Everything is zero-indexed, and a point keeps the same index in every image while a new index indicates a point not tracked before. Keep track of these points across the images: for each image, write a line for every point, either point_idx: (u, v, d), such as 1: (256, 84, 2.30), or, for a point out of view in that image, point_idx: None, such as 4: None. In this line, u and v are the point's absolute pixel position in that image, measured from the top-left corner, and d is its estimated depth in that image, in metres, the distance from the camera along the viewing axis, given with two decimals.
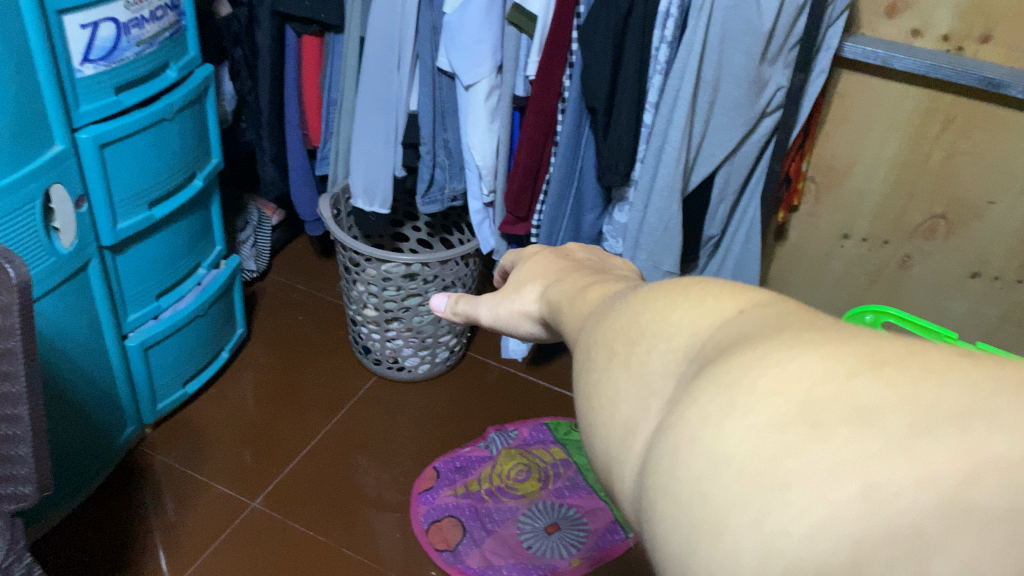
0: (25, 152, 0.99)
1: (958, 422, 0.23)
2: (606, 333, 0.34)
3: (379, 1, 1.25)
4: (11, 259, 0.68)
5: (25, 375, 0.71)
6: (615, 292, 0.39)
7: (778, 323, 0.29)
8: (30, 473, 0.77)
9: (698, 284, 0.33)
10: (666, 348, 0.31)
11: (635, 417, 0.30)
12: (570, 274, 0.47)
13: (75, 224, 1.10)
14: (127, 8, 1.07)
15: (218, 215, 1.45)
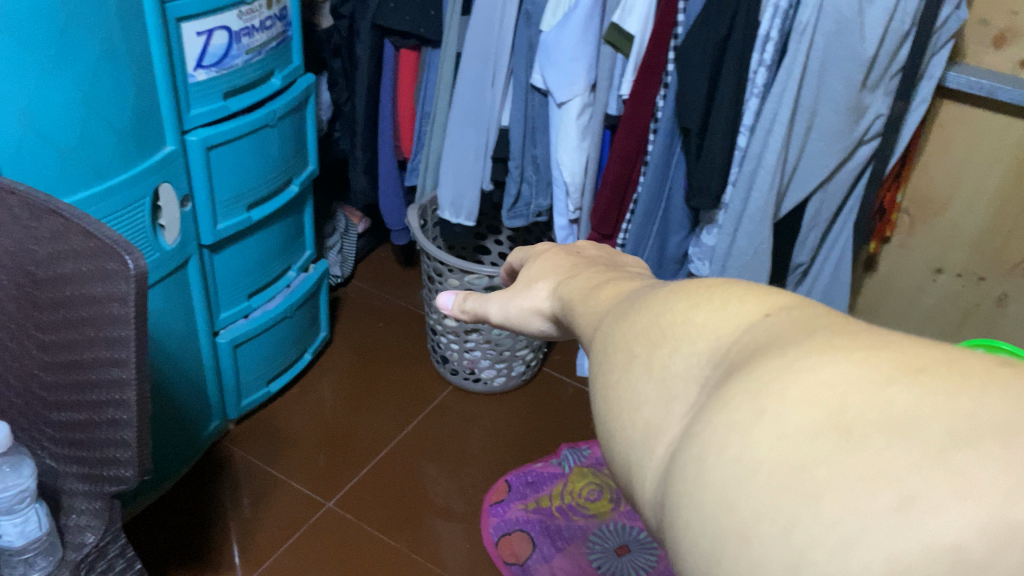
0: (140, 151, 1.04)
1: (1002, 436, 0.21)
2: (623, 333, 0.33)
3: (478, 17, 1.28)
4: (131, 250, 0.69)
5: (135, 364, 0.73)
6: (631, 291, 0.37)
7: (810, 327, 0.27)
8: (132, 457, 0.79)
9: (722, 287, 0.31)
10: (689, 352, 0.29)
11: (658, 422, 0.29)
12: (579, 271, 0.46)
13: (180, 223, 1.15)
14: (239, 18, 1.12)
15: (309, 219, 1.49)
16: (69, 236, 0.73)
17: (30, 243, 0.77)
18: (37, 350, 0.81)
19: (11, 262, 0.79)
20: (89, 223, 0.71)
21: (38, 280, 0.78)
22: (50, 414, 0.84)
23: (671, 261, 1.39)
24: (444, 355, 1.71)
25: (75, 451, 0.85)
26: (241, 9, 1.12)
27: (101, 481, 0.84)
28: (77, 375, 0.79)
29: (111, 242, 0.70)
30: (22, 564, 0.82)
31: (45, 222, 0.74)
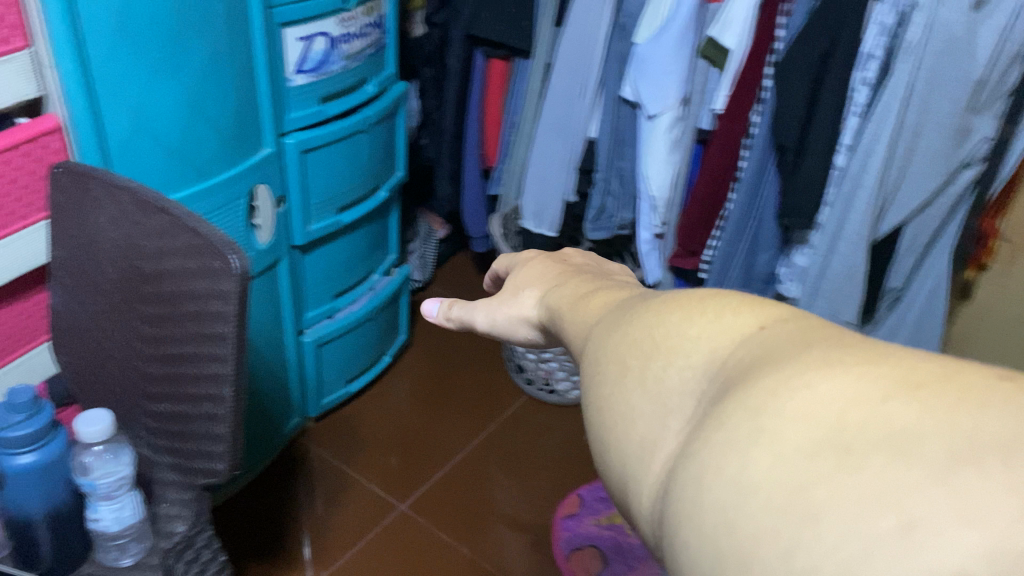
0: (239, 152, 1.08)
1: (1004, 452, 0.20)
2: (617, 345, 0.33)
3: (572, 29, 1.28)
4: (238, 250, 0.73)
5: (233, 360, 0.75)
6: (622, 301, 0.38)
7: (806, 340, 0.27)
8: (225, 450, 0.80)
9: (715, 297, 0.31)
10: (684, 365, 0.29)
11: (653, 436, 0.28)
12: (571, 280, 0.47)
13: (273, 222, 1.18)
14: (339, 24, 1.15)
15: (394, 227, 1.52)
16: (177, 233, 0.77)
17: (139, 239, 0.80)
18: (137, 342, 0.83)
19: (118, 258, 0.82)
20: (197, 222, 0.76)
21: (144, 275, 0.80)
22: (147, 404, 0.85)
23: (756, 282, 1.35)
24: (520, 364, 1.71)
25: (171, 442, 0.85)
26: (341, 16, 1.15)
27: (192, 474, 0.85)
28: (174, 368, 0.80)
29: (218, 250, 0.74)
30: (115, 549, 0.83)
31: (153, 219, 0.79)
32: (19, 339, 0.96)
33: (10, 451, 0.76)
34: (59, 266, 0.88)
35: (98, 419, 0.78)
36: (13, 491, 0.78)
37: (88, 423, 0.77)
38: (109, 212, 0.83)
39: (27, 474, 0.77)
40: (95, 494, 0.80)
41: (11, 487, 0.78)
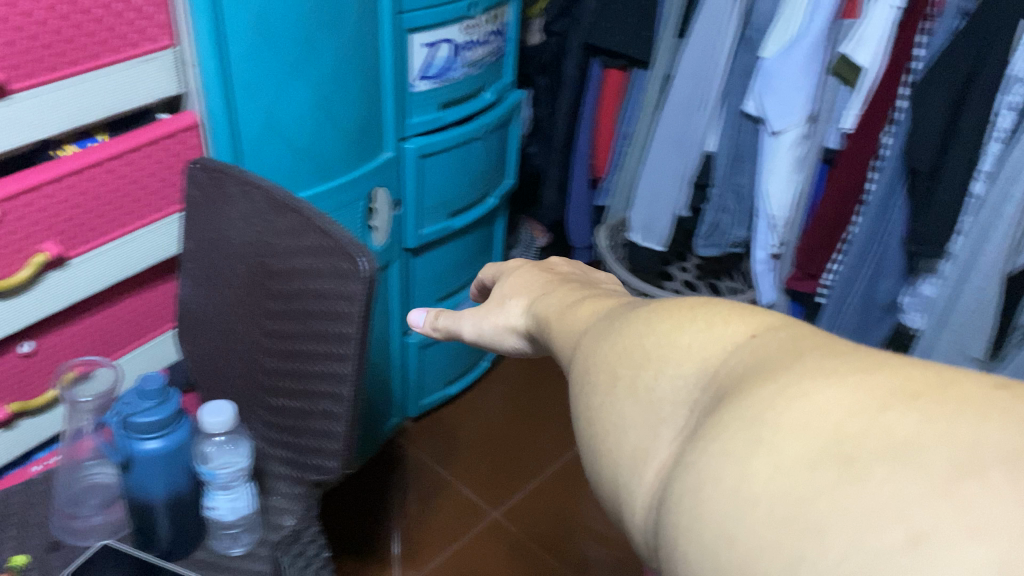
0: (360, 156, 1.11)
1: (1009, 463, 0.19)
2: (606, 354, 0.32)
3: (696, 42, 1.26)
4: (365, 252, 0.75)
5: (355, 359, 0.77)
6: (608, 311, 0.37)
7: (798, 348, 0.26)
8: (339, 448, 0.82)
9: (704, 305, 0.30)
10: (674, 374, 0.28)
11: (646, 447, 0.27)
12: (562, 290, 0.46)
13: (389, 224, 1.21)
14: (463, 31, 1.17)
15: (498, 234, 1.52)
16: (307, 234, 0.79)
17: (269, 237, 0.83)
18: (262, 337, 0.86)
19: (248, 255, 0.86)
20: (327, 224, 0.78)
21: (272, 271, 0.83)
22: (269, 398, 0.88)
23: (875, 309, 1.26)
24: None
25: (286, 436, 0.87)
26: (465, 23, 1.17)
27: (304, 469, 0.87)
28: (297, 364, 0.83)
29: (345, 253, 0.75)
30: (227, 538, 0.85)
31: (286, 219, 0.81)
32: (145, 325, 1.01)
33: (139, 437, 0.76)
34: (189, 257, 0.93)
35: (221, 411, 0.80)
36: (139, 478, 0.77)
37: (214, 415, 0.79)
38: (241, 209, 0.86)
39: (153, 460, 0.77)
40: (214, 484, 0.82)
41: (135, 472, 0.77)
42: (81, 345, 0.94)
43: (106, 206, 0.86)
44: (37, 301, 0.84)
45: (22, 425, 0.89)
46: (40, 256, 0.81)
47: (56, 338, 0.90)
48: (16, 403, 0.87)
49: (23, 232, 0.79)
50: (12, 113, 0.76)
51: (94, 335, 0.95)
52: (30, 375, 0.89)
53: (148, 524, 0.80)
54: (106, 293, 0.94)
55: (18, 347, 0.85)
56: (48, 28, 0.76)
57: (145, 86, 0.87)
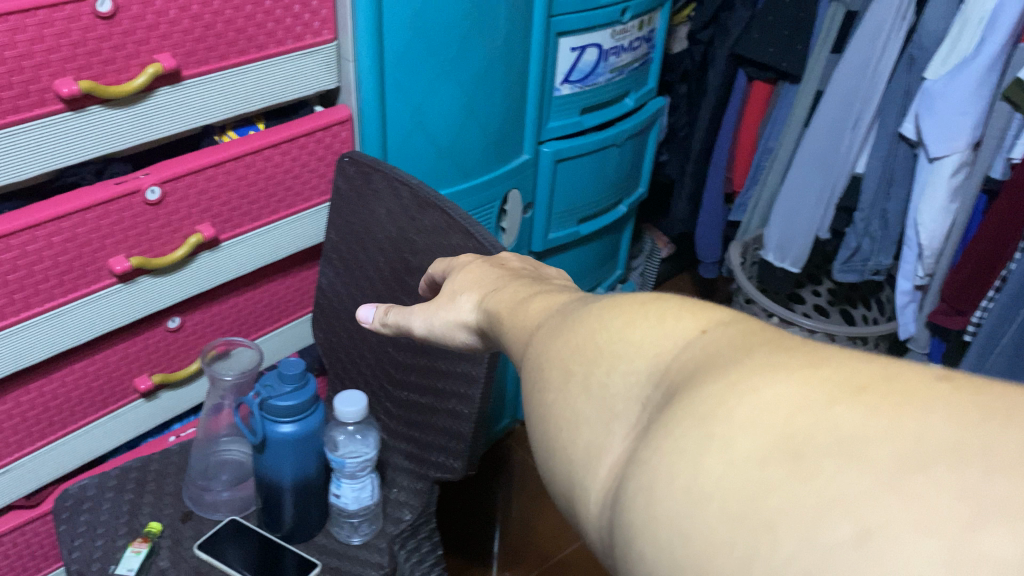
0: (499, 158, 1.12)
1: (953, 458, 0.20)
2: (563, 352, 0.40)
3: (850, 58, 1.20)
4: None
5: (488, 364, 0.78)
6: (559, 305, 0.45)
7: (736, 345, 0.35)
8: (466, 448, 0.84)
9: (654, 303, 0.39)
10: (625, 372, 0.37)
11: (601, 437, 0.36)
12: (509, 287, 0.51)
13: (519, 227, 1.20)
14: (612, 36, 1.16)
15: (626, 242, 1.48)
16: (450, 234, 0.80)
17: (411, 234, 0.85)
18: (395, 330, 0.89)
19: (389, 251, 0.87)
20: (470, 224, 0.79)
21: (411, 268, 0.85)
22: (396, 391, 0.91)
23: None
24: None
25: (411, 430, 0.91)
26: (615, 28, 1.16)
27: (427, 465, 0.90)
28: (427, 361, 0.85)
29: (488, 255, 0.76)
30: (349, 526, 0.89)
31: (429, 216, 0.83)
32: (284, 310, 1.05)
33: (277, 419, 0.81)
34: (331, 248, 0.95)
35: (355, 402, 0.82)
36: (271, 459, 0.83)
37: (347, 406, 0.81)
38: (387, 204, 0.87)
39: (287, 442, 0.82)
40: (342, 471, 0.84)
41: (268, 454, 0.82)
42: (224, 324, 0.99)
43: (258, 192, 0.91)
44: (187, 279, 0.90)
45: (164, 396, 0.98)
46: (195, 236, 0.86)
47: (201, 316, 0.96)
48: (160, 374, 0.95)
49: (182, 213, 0.85)
50: (180, 97, 0.81)
51: (236, 316, 0.99)
52: (174, 349, 0.95)
53: (276, 506, 0.86)
54: (252, 275, 0.98)
55: (166, 323, 0.92)
56: (219, 22, 0.81)
57: (304, 79, 0.91)
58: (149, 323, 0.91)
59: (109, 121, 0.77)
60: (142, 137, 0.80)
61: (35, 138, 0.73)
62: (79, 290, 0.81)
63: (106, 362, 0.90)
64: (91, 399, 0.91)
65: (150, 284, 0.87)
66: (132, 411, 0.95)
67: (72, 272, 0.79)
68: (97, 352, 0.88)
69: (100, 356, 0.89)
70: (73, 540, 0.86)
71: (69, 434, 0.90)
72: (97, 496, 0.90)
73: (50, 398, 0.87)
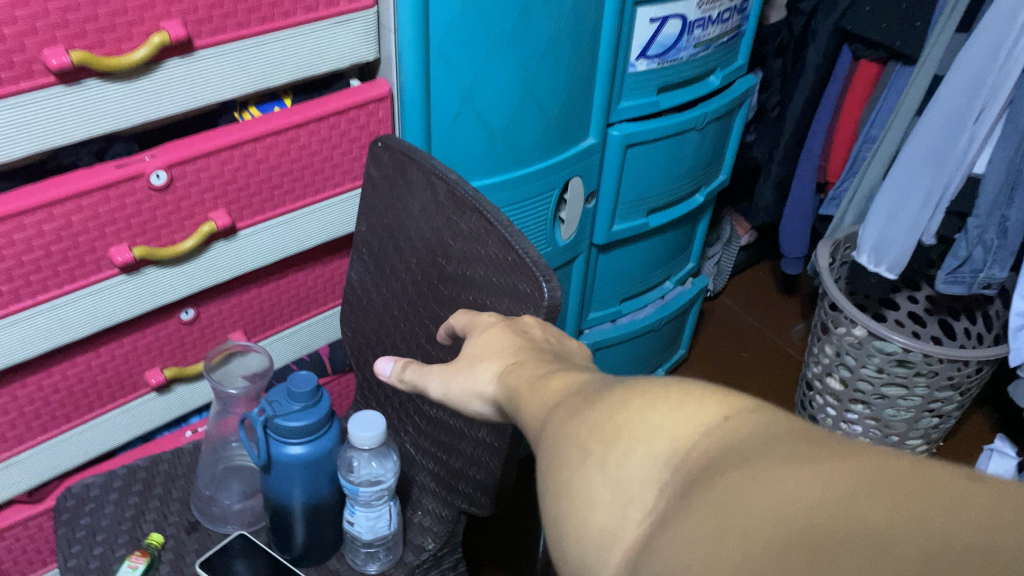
0: (559, 142, 0.99)
1: (979, 560, 0.25)
2: (580, 430, 0.38)
3: (980, 38, 1.03)
4: (549, 278, 0.65)
5: None
6: (582, 384, 0.44)
7: (761, 432, 0.33)
8: (493, 481, 0.75)
9: (676, 384, 0.37)
10: (645, 452, 0.35)
11: (617, 523, 0.34)
12: (529, 362, 0.51)
13: (580, 220, 1.08)
14: (698, 7, 1.01)
15: (701, 231, 1.34)
16: (488, 242, 0.70)
17: (447, 236, 0.74)
18: (427, 342, 0.79)
19: (424, 252, 0.77)
20: (513, 235, 0.68)
21: (446, 275, 0.75)
22: (423, 404, 0.81)
23: None
24: (808, 382, 1.35)
25: (437, 451, 0.81)
26: None
27: (453, 494, 0.81)
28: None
29: (528, 269, 0.66)
30: (364, 553, 0.80)
31: (466, 219, 0.72)
32: (312, 300, 0.96)
33: (284, 440, 0.72)
34: (362, 241, 0.85)
35: (371, 428, 0.73)
36: (278, 481, 0.74)
37: (361, 431, 0.72)
38: (422, 200, 0.76)
39: (295, 465, 0.73)
40: (355, 500, 0.75)
41: (274, 475, 0.74)
42: (245, 316, 0.90)
43: (282, 176, 0.81)
44: (201, 271, 0.81)
45: (178, 389, 0.90)
46: (208, 224, 0.77)
47: (220, 306, 0.88)
48: (173, 368, 0.87)
49: (194, 199, 0.76)
50: (192, 71, 0.71)
51: (259, 308, 0.91)
52: (190, 341, 0.88)
53: (287, 527, 0.78)
54: (277, 264, 0.90)
55: (179, 314, 0.84)
56: None
57: (338, 51, 0.81)
58: (161, 314, 0.83)
59: (108, 97, 0.68)
60: (144, 116, 0.71)
61: (22, 117, 0.64)
62: (77, 281, 0.73)
63: (113, 355, 0.82)
64: (99, 393, 0.84)
65: (159, 275, 0.78)
66: (143, 405, 0.88)
67: (69, 262, 0.71)
68: (103, 344, 0.81)
69: (106, 348, 0.81)
70: (70, 546, 0.80)
71: (74, 428, 0.84)
72: (100, 498, 0.84)
73: (51, 391, 0.80)
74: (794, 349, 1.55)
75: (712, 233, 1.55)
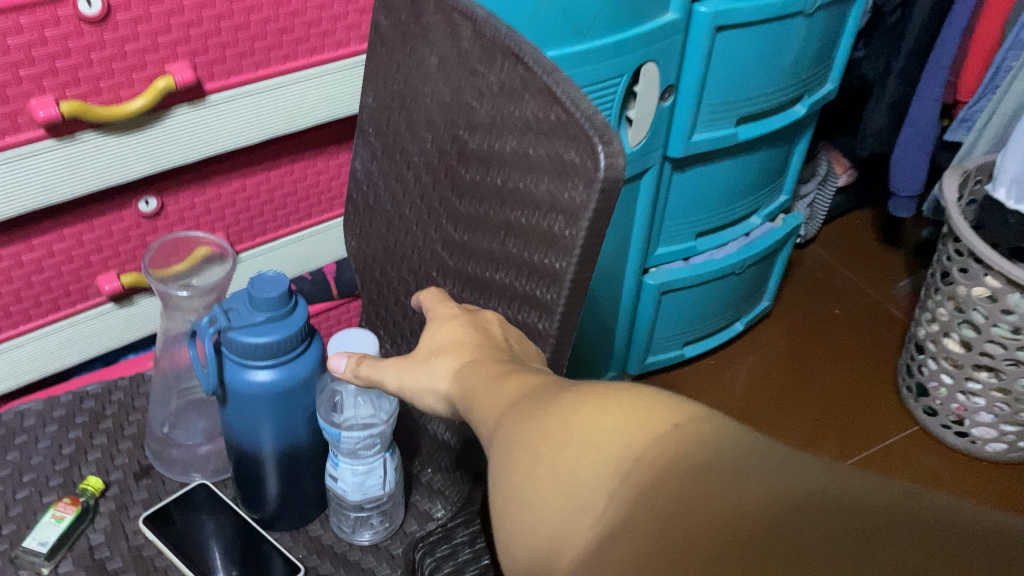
0: (632, 12, 0.76)
1: None
2: (528, 432, 0.32)
3: None
4: (609, 139, 0.44)
5: (561, 313, 0.49)
6: (538, 387, 0.36)
7: (721, 446, 0.29)
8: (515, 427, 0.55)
9: (633, 391, 0.32)
10: (595, 457, 0.30)
11: (563, 534, 0.29)
12: (483, 364, 0.41)
13: (652, 120, 0.86)
14: None
15: (798, 156, 1.11)
16: (524, 98, 0.49)
17: (470, 98, 0.54)
18: (442, 248, 0.60)
19: (441, 124, 0.57)
20: (562, 83, 0.47)
21: (467, 152, 0.55)
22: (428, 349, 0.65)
23: None
24: (918, 344, 1.12)
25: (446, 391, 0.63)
26: None
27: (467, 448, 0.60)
28: (480, 301, 0.57)
29: (575, 135, 0.45)
30: (353, 518, 0.62)
31: (496, 70, 0.52)
32: (312, 202, 0.78)
33: (245, 363, 0.53)
34: (368, 118, 0.66)
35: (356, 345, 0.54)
36: (239, 418, 0.56)
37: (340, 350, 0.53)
38: (441, 51, 0.56)
39: (259, 397, 0.54)
40: (337, 448, 0.56)
41: (234, 409, 0.56)
42: (226, 215, 0.73)
43: (263, 24, 0.63)
44: (162, 143, 0.63)
45: (142, 303, 0.73)
46: (164, 79, 0.59)
47: (191, 200, 0.70)
48: (133, 275, 0.70)
49: (141, 41, 0.58)
50: None
51: (247, 207, 0.73)
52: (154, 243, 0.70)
53: (256, 479, 0.60)
54: (265, 150, 0.71)
55: (138, 203, 0.67)
56: None
57: None
58: (113, 202, 0.66)
59: None
60: None
61: None
62: None
63: (52, 252, 0.65)
64: (36, 299, 0.66)
65: (102, 143, 0.60)
66: (97, 319, 0.71)
67: None
68: (38, 237, 0.63)
69: (41, 242, 0.64)
70: None
71: (6, 343, 0.67)
72: (35, 430, 0.67)
73: None
74: (899, 309, 1.34)
75: (807, 168, 1.31)
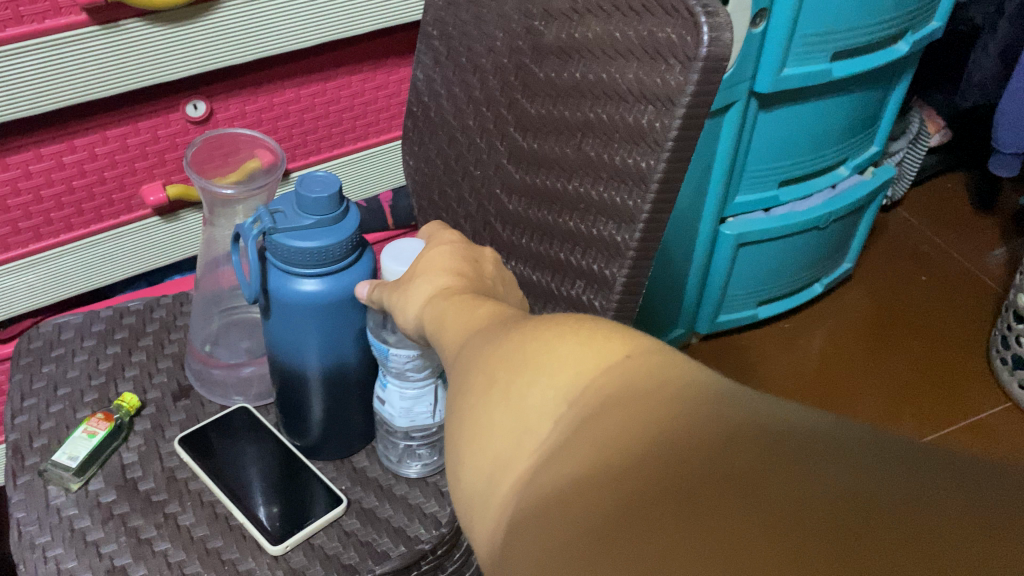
0: None
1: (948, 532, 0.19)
2: (482, 352, 0.26)
3: None
4: (713, 9, 0.38)
5: (645, 223, 0.43)
6: (514, 314, 0.30)
7: (679, 372, 0.23)
8: None
9: (596, 313, 0.25)
10: (547, 383, 0.23)
11: (503, 464, 0.23)
12: (457, 291, 0.35)
13: (741, 45, 0.77)
14: None
15: (894, 103, 1.03)
16: None
17: None
18: (508, 161, 0.54)
19: (515, 18, 0.52)
20: None
21: (542, 47, 0.49)
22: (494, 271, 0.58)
23: None
24: (1016, 312, 1.02)
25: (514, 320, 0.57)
26: None
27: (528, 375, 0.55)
28: (549, 218, 0.51)
29: (673, 9, 0.39)
30: (401, 448, 0.57)
31: None
32: (368, 121, 0.75)
33: (291, 271, 0.49)
34: (433, 21, 0.61)
35: (409, 261, 0.48)
36: (283, 331, 0.51)
37: (393, 259, 0.47)
38: None
39: (304, 309, 0.50)
40: (386, 369, 0.51)
41: (278, 322, 0.51)
42: (278, 127, 0.70)
43: None
44: (209, 37, 0.59)
45: (189, 219, 0.70)
46: None
47: (242, 108, 0.67)
48: (178, 186, 0.67)
49: None
50: None
51: (301, 119, 0.70)
52: None
53: (298, 400, 0.55)
54: (318, 58, 0.68)
55: (187, 108, 0.63)
56: None
57: None
58: (159, 105, 0.62)
59: None
60: None
61: None
62: (26, 23, 0.52)
63: (95, 155, 0.62)
64: (78, 207, 0.63)
65: (147, 34, 0.56)
66: (140, 233, 0.68)
67: None
68: (80, 137, 0.60)
69: (83, 143, 0.60)
70: (24, 398, 0.60)
71: (46, 252, 0.64)
72: (72, 343, 0.64)
73: (9, 194, 0.60)
74: (991, 278, 1.24)
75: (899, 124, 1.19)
